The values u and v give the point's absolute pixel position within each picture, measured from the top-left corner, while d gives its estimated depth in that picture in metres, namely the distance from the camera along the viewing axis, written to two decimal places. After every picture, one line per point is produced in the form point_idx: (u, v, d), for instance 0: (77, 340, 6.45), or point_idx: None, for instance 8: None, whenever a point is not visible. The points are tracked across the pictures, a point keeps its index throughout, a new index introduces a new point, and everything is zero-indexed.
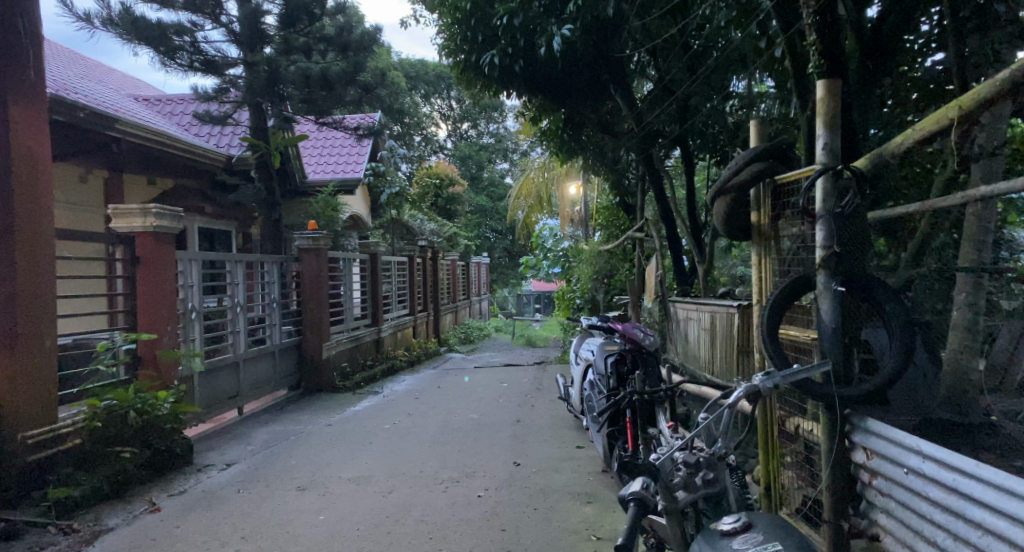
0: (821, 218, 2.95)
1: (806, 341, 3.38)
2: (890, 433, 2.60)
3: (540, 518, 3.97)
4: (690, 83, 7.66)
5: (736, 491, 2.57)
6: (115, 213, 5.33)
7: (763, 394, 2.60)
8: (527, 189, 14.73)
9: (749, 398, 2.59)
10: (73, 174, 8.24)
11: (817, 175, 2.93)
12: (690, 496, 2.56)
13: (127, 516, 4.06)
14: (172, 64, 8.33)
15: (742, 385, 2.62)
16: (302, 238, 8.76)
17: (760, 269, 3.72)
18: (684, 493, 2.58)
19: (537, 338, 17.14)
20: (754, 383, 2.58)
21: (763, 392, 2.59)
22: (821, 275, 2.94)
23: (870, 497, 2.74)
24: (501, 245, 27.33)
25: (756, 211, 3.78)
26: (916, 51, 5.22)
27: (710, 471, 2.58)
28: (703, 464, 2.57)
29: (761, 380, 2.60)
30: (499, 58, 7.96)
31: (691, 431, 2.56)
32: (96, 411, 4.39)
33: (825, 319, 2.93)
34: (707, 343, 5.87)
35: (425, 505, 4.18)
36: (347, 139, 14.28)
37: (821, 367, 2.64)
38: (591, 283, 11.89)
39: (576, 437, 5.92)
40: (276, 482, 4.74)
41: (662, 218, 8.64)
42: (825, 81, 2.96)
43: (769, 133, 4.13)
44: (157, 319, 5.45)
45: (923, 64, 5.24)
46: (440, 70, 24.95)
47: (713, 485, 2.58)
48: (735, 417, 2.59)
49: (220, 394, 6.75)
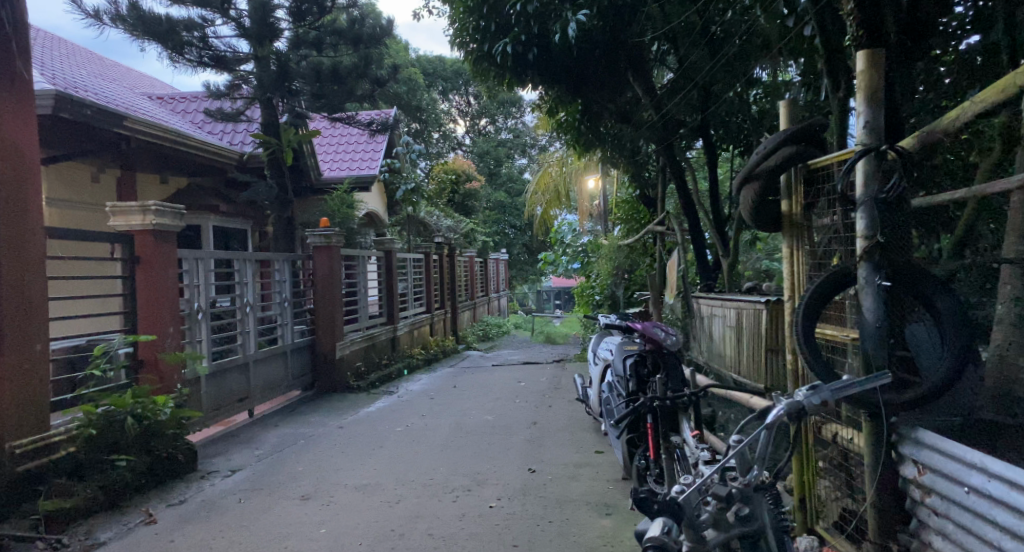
0: (863, 205, 2.64)
1: (845, 341, 3.07)
2: (948, 447, 2.27)
3: (556, 532, 3.70)
4: (711, 69, 7.34)
5: (774, 525, 2.36)
6: (113, 211, 5.16)
7: (808, 411, 2.30)
8: (544, 183, 14.32)
9: (790, 416, 2.30)
10: (85, 173, 8.16)
11: (857, 157, 2.62)
12: (721, 536, 2.34)
13: (121, 529, 3.89)
14: (181, 59, 8.15)
15: (783, 401, 2.33)
16: (313, 236, 8.53)
17: (792, 263, 3.40)
18: (713, 530, 2.36)
19: (557, 335, 16.86)
20: (797, 399, 2.29)
21: (808, 409, 2.29)
22: (863, 268, 2.62)
23: (921, 516, 2.42)
24: (520, 241, 27.03)
25: (787, 200, 3.44)
26: (951, 34, 4.87)
27: (744, 505, 2.34)
28: (735, 498, 2.33)
29: (806, 396, 2.30)
30: (512, 46, 7.73)
31: (721, 461, 2.31)
32: (92, 418, 4.22)
33: (868, 317, 2.62)
34: (733, 342, 5.55)
35: (433, 518, 3.93)
36: (362, 135, 14.08)
37: (880, 379, 2.34)
38: (611, 279, 11.57)
39: (594, 441, 5.64)
40: (279, 490, 4.54)
41: (683, 210, 8.33)
42: (867, 52, 2.61)
43: (800, 115, 3.79)
44: (157, 320, 5.27)
45: (958, 48, 4.90)
46: (457, 66, 24.83)
47: (748, 522, 2.35)
48: (772, 440, 2.33)
49: (229, 395, 6.59)
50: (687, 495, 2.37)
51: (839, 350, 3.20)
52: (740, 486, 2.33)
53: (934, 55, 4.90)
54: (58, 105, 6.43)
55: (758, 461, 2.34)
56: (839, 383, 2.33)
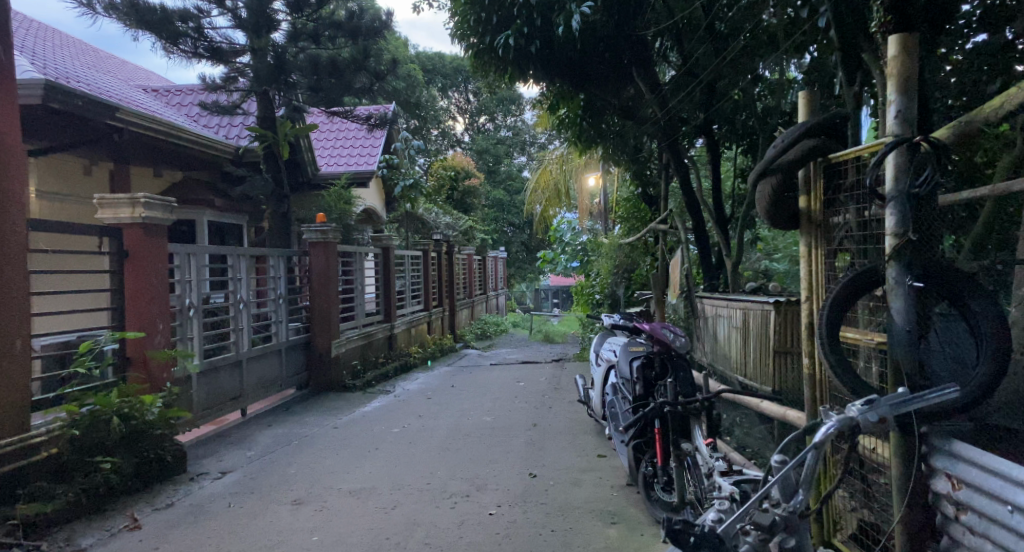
0: (892, 200, 2.47)
1: (867, 345, 2.88)
2: (989, 461, 2.09)
3: (559, 542, 3.54)
4: (716, 67, 7.17)
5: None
6: (101, 203, 4.98)
7: (863, 429, 2.16)
8: (544, 181, 14.11)
9: (841, 432, 2.16)
10: (77, 165, 7.98)
11: (888, 150, 2.44)
12: None
13: (103, 534, 3.73)
14: (175, 50, 7.94)
15: (834, 417, 2.18)
16: (309, 232, 8.35)
17: (809, 262, 3.24)
18: None
19: (555, 335, 16.68)
20: (851, 416, 2.14)
21: (862, 426, 2.15)
22: (893, 268, 2.46)
23: (954, 534, 2.24)
24: (518, 240, 26.85)
25: (806, 196, 3.27)
26: (957, 33, 4.77)
27: (787, 534, 2.21)
28: (780, 527, 2.20)
29: (860, 413, 2.15)
30: (514, 39, 7.51)
31: (767, 489, 2.15)
32: (75, 418, 4.07)
33: (897, 320, 2.47)
34: (739, 343, 5.40)
35: (430, 526, 3.77)
36: (360, 130, 13.87)
37: (941, 394, 2.16)
38: (611, 278, 11.39)
39: (597, 444, 5.49)
40: (271, 494, 4.37)
41: (687, 208, 8.18)
42: (899, 36, 2.42)
43: (820, 104, 3.61)
44: (147, 316, 5.10)
45: (964, 47, 4.80)
46: (457, 63, 24.71)
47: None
48: (819, 460, 2.17)
49: (222, 394, 6.43)
50: (728, 526, 2.19)
51: (857, 354, 3.06)
52: (785, 514, 2.20)
53: (943, 53, 4.78)
54: (47, 95, 6.22)
55: (805, 484, 2.19)
56: (898, 396, 2.17)
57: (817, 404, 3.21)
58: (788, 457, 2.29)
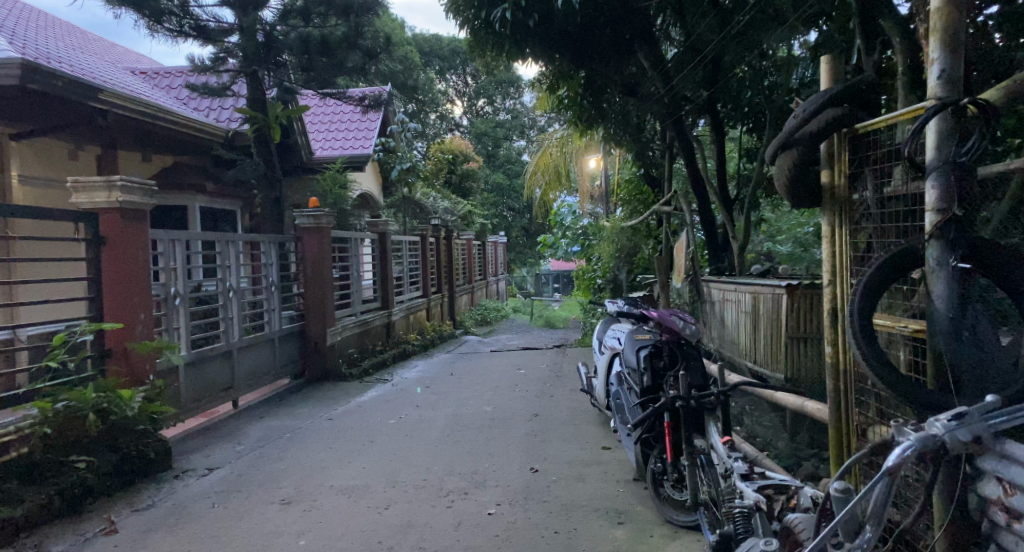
0: (932, 170, 2.22)
1: (898, 330, 2.59)
2: None
3: (563, 544, 3.31)
4: (722, 41, 6.83)
5: None
6: (75, 187, 4.71)
7: (951, 449, 1.92)
8: (544, 164, 13.51)
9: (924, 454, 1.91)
10: (62, 150, 7.70)
11: (930, 116, 2.18)
12: None
13: (77, 540, 3.50)
14: (160, 28, 7.60)
15: (913, 436, 1.93)
16: (302, 216, 8.06)
17: (833, 243, 2.99)
18: None
19: (556, 320, 16.41)
20: (938, 436, 1.89)
21: (951, 446, 1.90)
22: (933, 248, 2.22)
23: (1002, 543, 1.90)
24: (519, 224, 26.52)
25: (828, 170, 2.99)
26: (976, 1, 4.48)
27: None
28: None
29: (949, 431, 1.90)
30: (512, 13, 7.11)
31: (830, 531, 1.90)
32: (48, 416, 3.83)
33: (938, 305, 2.24)
34: (748, 328, 5.16)
35: (425, 527, 3.54)
36: (355, 113, 13.52)
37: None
38: (614, 262, 11.03)
39: (601, 436, 5.26)
40: (259, 492, 4.15)
41: (692, 190, 7.91)
42: None
43: (844, 72, 3.32)
44: (126, 306, 4.83)
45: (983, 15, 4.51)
46: (454, 45, 24.30)
47: None
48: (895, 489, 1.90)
49: (211, 386, 6.19)
50: None
51: (881, 341, 2.84)
52: None
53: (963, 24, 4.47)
54: (24, 76, 5.88)
55: (872, 519, 1.95)
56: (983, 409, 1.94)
57: (842, 397, 2.96)
58: (847, 484, 2.03)
